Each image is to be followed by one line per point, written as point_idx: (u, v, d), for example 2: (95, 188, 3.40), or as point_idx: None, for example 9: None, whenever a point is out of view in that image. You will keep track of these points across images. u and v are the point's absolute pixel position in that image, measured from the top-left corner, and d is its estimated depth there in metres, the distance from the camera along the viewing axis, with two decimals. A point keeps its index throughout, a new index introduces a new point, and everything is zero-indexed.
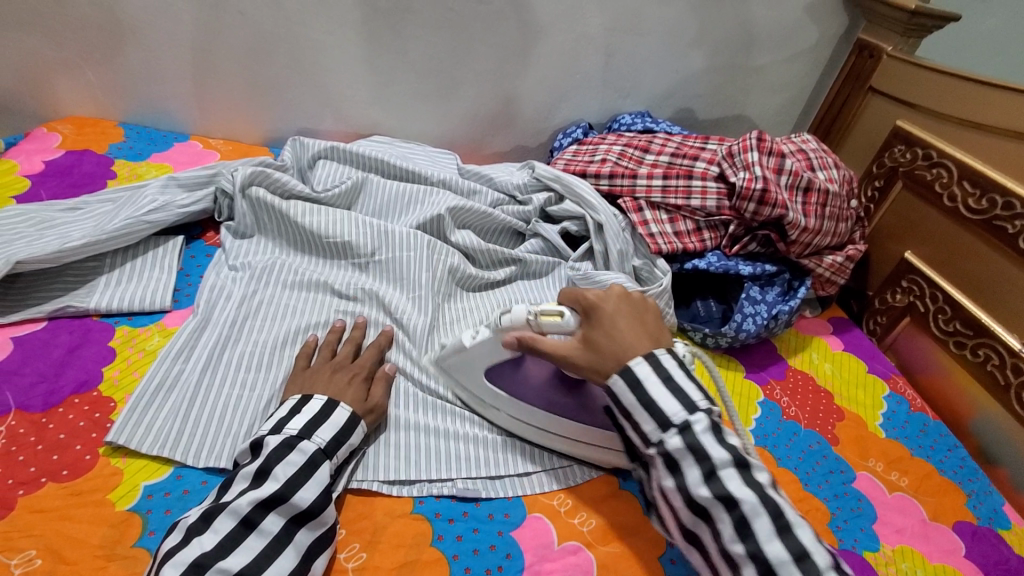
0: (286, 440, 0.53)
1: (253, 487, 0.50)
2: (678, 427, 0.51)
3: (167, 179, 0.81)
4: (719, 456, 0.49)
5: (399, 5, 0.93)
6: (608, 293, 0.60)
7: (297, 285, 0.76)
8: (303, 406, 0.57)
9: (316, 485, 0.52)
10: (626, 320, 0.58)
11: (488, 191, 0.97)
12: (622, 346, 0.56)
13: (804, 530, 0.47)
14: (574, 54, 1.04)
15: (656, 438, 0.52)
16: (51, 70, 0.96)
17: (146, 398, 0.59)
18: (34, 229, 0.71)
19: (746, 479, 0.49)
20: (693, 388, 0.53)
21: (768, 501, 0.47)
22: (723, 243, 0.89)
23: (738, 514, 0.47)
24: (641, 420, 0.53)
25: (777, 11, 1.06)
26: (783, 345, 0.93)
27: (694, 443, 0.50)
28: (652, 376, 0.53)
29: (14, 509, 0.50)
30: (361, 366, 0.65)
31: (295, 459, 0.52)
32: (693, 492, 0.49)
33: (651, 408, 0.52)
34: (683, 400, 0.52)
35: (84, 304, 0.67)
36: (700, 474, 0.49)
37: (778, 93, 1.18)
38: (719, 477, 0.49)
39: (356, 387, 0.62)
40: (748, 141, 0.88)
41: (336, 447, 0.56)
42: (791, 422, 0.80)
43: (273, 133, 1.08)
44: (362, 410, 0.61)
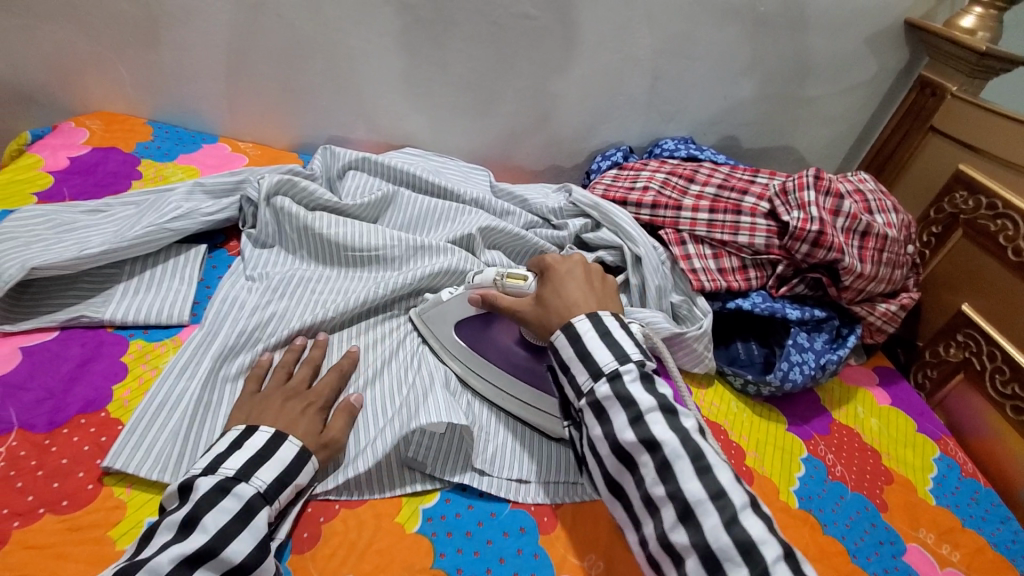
0: (221, 483, 0.48)
1: (178, 539, 0.44)
2: (609, 376, 0.51)
3: (193, 185, 0.79)
4: (645, 402, 0.50)
5: (442, 16, 0.90)
6: (566, 259, 0.63)
7: (314, 298, 0.72)
8: (245, 441, 0.52)
9: (252, 535, 0.47)
10: (576, 282, 0.60)
11: (522, 213, 0.93)
12: (566, 302, 0.58)
13: (723, 472, 0.48)
14: (619, 74, 0.99)
15: (587, 388, 0.52)
16: (84, 64, 0.94)
17: (146, 419, 0.55)
18: (52, 231, 0.68)
19: (673, 424, 0.49)
20: (629, 343, 0.54)
21: (689, 444, 0.48)
22: (769, 284, 0.84)
23: (660, 457, 0.48)
24: (576, 372, 0.53)
25: (836, 42, 1.01)
26: (826, 395, 0.87)
27: (622, 392, 0.51)
28: (592, 332, 0.54)
29: (6, 544, 0.46)
30: (314, 396, 0.60)
31: (229, 506, 0.47)
32: (620, 438, 0.50)
33: (585, 357, 0.53)
34: (615, 351, 0.52)
35: (99, 315, 0.64)
36: (627, 419, 0.50)
37: (829, 126, 1.13)
38: (645, 421, 0.49)
39: (311, 419, 0.58)
40: (804, 179, 0.83)
41: (275, 492, 0.51)
42: (836, 483, 0.74)
43: (303, 139, 1.05)
44: (314, 445, 0.56)
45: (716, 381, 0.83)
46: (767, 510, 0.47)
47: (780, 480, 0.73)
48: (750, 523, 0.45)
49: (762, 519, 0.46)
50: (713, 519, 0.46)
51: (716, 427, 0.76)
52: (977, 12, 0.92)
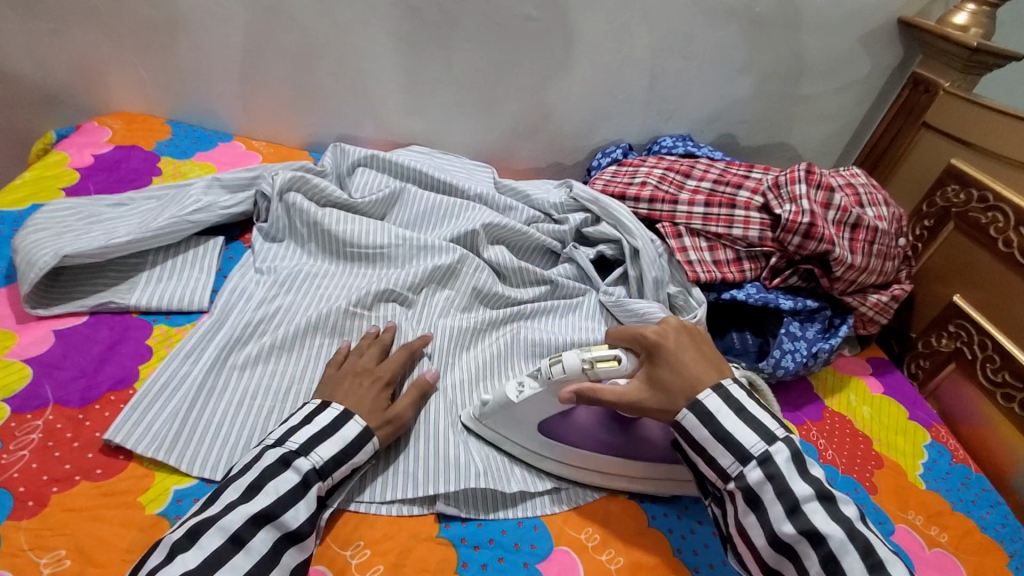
0: (284, 456, 0.53)
1: (243, 500, 0.50)
2: (758, 460, 0.54)
3: (211, 179, 0.83)
4: (802, 490, 0.52)
5: (448, 18, 0.94)
6: (665, 329, 0.62)
7: (319, 293, 0.75)
8: (314, 417, 0.57)
9: (308, 505, 0.52)
10: (689, 356, 0.60)
11: (524, 208, 0.96)
12: (689, 384, 0.58)
13: (897, 570, 0.49)
14: (618, 73, 1.03)
15: (735, 472, 0.55)
16: (106, 65, 0.99)
17: (148, 397, 0.59)
18: (81, 223, 0.72)
19: (834, 514, 0.51)
20: (768, 420, 0.57)
21: (857, 538, 0.50)
22: (763, 275, 0.87)
23: (826, 549, 0.50)
24: (718, 454, 0.56)
25: (831, 41, 1.04)
26: (820, 384, 0.90)
27: (777, 475, 0.53)
28: (724, 409, 0.57)
29: (47, 506, 0.50)
30: (382, 372, 0.64)
31: (290, 478, 0.52)
32: (778, 528, 0.52)
33: (727, 440, 0.56)
34: (761, 432, 0.55)
35: (125, 300, 0.68)
36: (784, 510, 0.52)
37: (826, 123, 1.16)
38: (804, 510, 0.52)
39: (377, 395, 0.61)
40: (797, 173, 0.86)
41: (333, 469, 0.55)
42: (827, 466, 0.77)
43: (313, 137, 1.09)
44: (377, 422, 0.59)
45: None
46: None
47: None
48: None
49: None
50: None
51: None
52: (970, 8, 0.95)
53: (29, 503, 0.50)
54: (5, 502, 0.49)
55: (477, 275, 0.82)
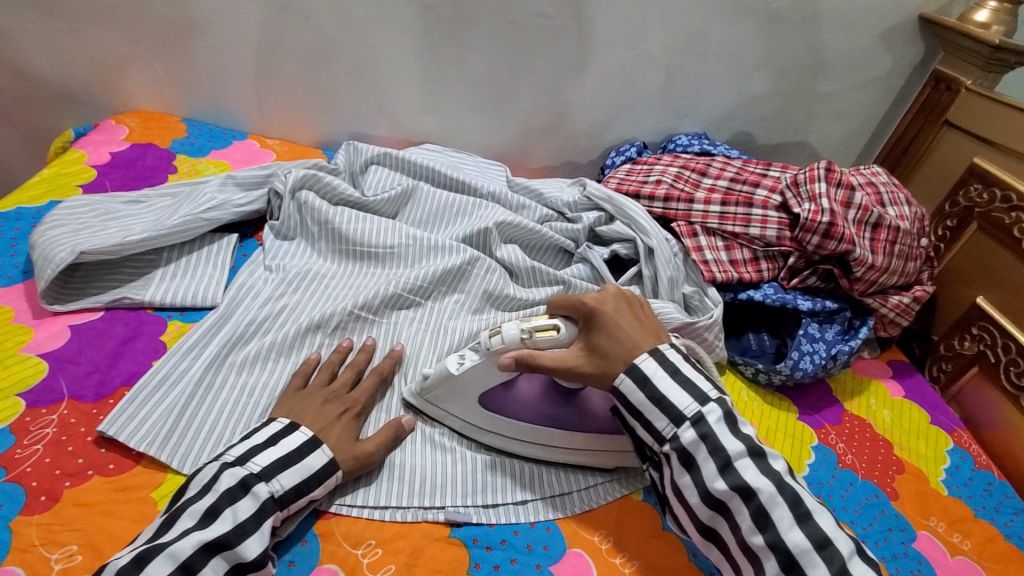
0: (243, 479, 0.50)
1: (199, 527, 0.47)
2: (691, 420, 0.55)
3: (226, 177, 0.83)
4: (733, 447, 0.53)
5: (461, 16, 0.93)
6: (602, 294, 0.62)
7: (324, 293, 0.75)
8: (281, 439, 0.55)
9: (263, 537, 0.49)
10: (627, 321, 0.61)
11: (537, 207, 0.96)
12: (627, 348, 0.59)
13: (823, 518, 0.51)
14: (633, 71, 1.02)
15: (670, 433, 0.55)
16: (124, 64, 1.00)
17: (145, 392, 0.59)
18: (97, 219, 0.72)
19: (764, 469, 0.52)
20: (702, 381, 0.57)
21: (786, 489, 0.51)
22: (780, 275, 0.85)
23: (756, 504, 0.51)
24: (654, 417, 0.56)
25: (850, 37, 1.02)
26: (838, 387, 0.88)
27: (708, 435, 0.54)
28: (660, 371, 0.57)
29: (60, 501, 0.50)
30: (355, 401, 0.62)
31: (247, 505, 0.49)
32: (711, 485, 0.53)
33: (663, 403, 0.56)
34: (694, 393, 0.56)
35: (139, 296, 0.68)
36: (717, 467, 0.52)
37: (845, 121, 1.13)
38: (736, 467, 0.52)
39: (345, 425, 0.59)
40: (816, 171, 0.84)
41: (293, 498, 0.52)
42: (847, 471, 0.75)
43: (327, 136, 1.09)
44: (344, 456, 0.56)
45: (728, 371, 0.84)
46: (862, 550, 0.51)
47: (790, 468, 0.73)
48: (856, 567, 0.48)
49: (864, 565, 0.49)
50: (821, 568, 0.48)
51: None
52: (991, 5, 0.92)
53: (41, 497, 0.50)
54: (17, 496, 0.49)
55: (488, 277, 0.81)
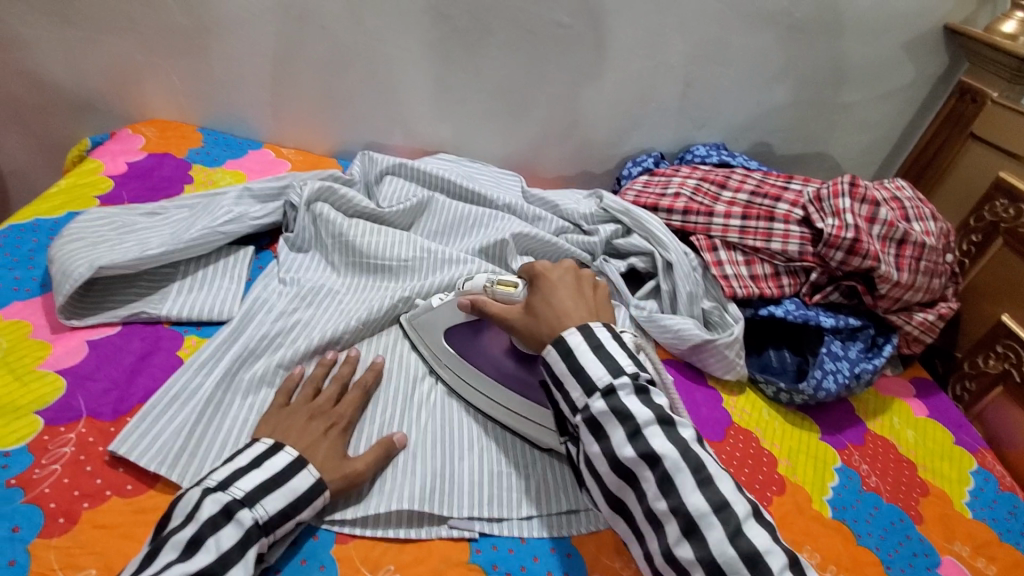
0: (226, 506, 0.48)
1: (182, 559, 0.45)
2: (603, 392, 0.51)
3: (243, 189, 0.83)
4: (643, 415, 0.50)
5: (478, 26, 0.92)
6: (556, 266, 0.63)
7: (337, 308, 0.74)
8: (265, 461, 0.53)
9: (248, 565, 0.47)
10: (568, 290, 0.60)
11: (553, 218, 0.94)
12: (557, 311, 0.58)
13: (725, 483, 0.48)
14: (651, 81, 1.00)
15: (582, 404, 0.52)
16: (142, 74, 1.00)
17: (156, 409, 0.58)
18: (114, 232, 0.72)
19: (671, 436, 0.49)
20: (622, 355, 0.53)
21: (690, 456, 0.48)
22: (802, 291, 0.84)
23: (661, 470, 0.48)
24: (570, 388, 0.53)
25: (872, 47, 1.00)
26: (860, 405, 0.86)
27: (619, 407, 0.50)
28: (584, 345, 0.53)
29: (78, 523, 0.49)
30: (340, 416, 0.61)
31: (231, 532, 0.48)
32: (620, 453, 0.49)
33: (579, 373, 0.52)
34: (609, 364, 0.52)
35: (157, 311, 0.68)
36: (625, 435, 0.49)
37: (866, 132, 1.12)
38: (643, 435, 0.49)
39: (332, 443, 0.58)
40: (840, 186, 0.83)
41: (279, 523, 0.51)
42: (871, 494, 0.73)
43: (342, 145, 1.08)
44: (331, 475, 0.55)
45: (748, 389, 0.82)
46: (764, 515, 0.49)
47: (813, 490, 0.72)
48: (753, 532, 0.46)
49: (765, 530, 0.47)
50: (716, 531, 0.46)
51: (747, 434, 0.75)
52: (1019, 16, 0.90)
53: (59, 519, 0.49)
54: (35, 518, 0.49)
55: None
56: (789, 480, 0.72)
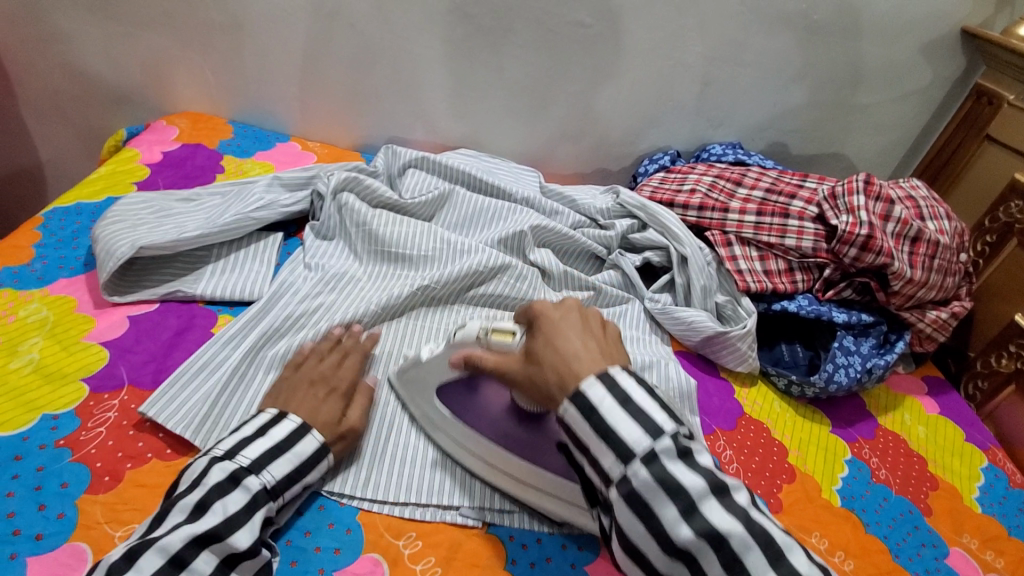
0: (233, 472, 0.51)
1: (190, 521, 0.47)
2: (643, 458, 0.45)
3: (273, 178, 0.86)
4: (694, 485, 0.44)
5: (501, 25, 0.95)
6: (557, 304, 0.56)
7: (357, 293, 0.77)
8: (269, 430, 0.55)
9: (254, 527, 0.49)
10: (573, 329, 0.53)
11: (570, 213, 0.96)
12: (563, 355, 0.51)
13: (796, 554, 0.43)
14: (669, 80, 1.02)
15: (617, 474, 0.46)
16: (177, 68, 1.04)
17: (186, 376, 0.61)
18: (152, 216, 0.76)
19: (727, 506, 0.44)
20: (658, 411, 0.47)
21: (754, 528, 0.43)
22: (815, 287, 0.85)
23: (727, 552, 0.42)
24: (601, 455, 0.47)
25: (889, 50, 1.01)
26: (872, 401, 0.87)
27: (666, 478, 0.44)
28: (608, 400, 0.47)
29: (122, 481, 0.53)
30: (337, 382, 0.63)
31: (238, 497, 0.50)
32: (673, 534, 0.44)
33: (610, 439, 0.46)
34: (646, 425, 0.46)
35: (192, 290, 0.71)
36: (678, 512, 0.44)
37: (882, 133, 1.13)
38: (700, 510, 0.44)
39: (332, 406, 0.60)
40: (854, 184, 0.84)
41: (285, 487, 0.53)
42: (880, 486, 0.74)
43: (365, 139, 1.11)
44: (331, 436, 0.58)
45: (760, 382, 0.84)
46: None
47: (823, 480, 0.73)
48: None
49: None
50: None
51: (759, 425, 0.77)
52: None
53: (105, 478, 0.52)
54: (83, 475, 0.52)
55: (516, 284, 0.83)
56: (799, 470, 0.73)
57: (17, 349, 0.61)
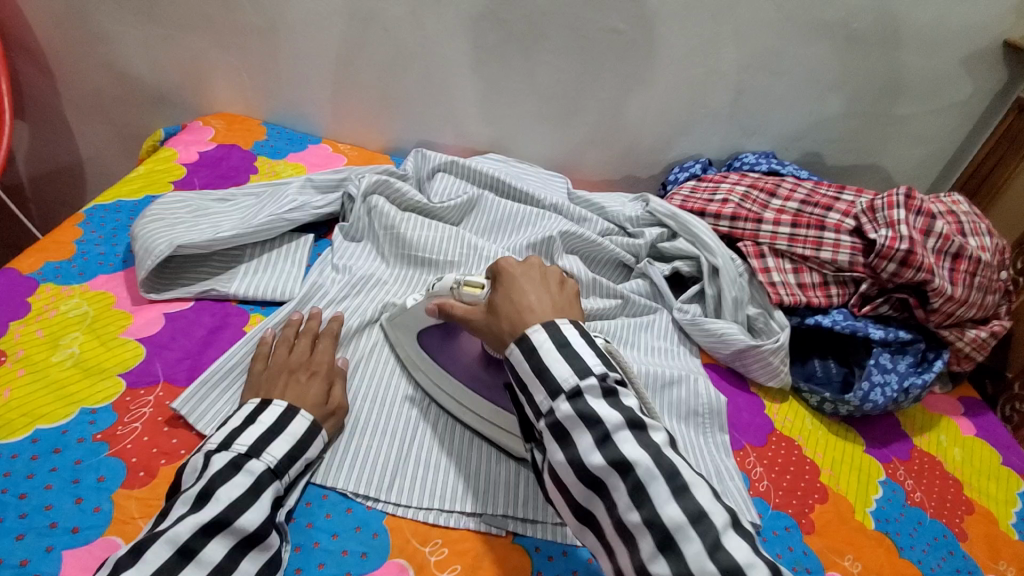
0: (233, 459, 0.50)
1: (193, 511, 0.47)
2: (568, 394, 0.47)
3: (305, 180, 0.87)
4: (611, 418, 0.45)
5: (534, 31, 0.95)
6: (519, 262, 0.59)
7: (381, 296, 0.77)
8: (258, 416, 0.55)
9: (261, 508, 0.49)
10: (530, 284, 0.56)
11: (598, 220, 0.95)
12: (518, 307, 0.54)
13: (702, 492, 0.43)
14: (702, 88, 1.01)
15: (547, 408, 0.48)
16: (215, 71, 1.06)
17: (221, 376, 0.62)
18: (189, 215, 0.77)
19: (640, 440, 0.45)
20: (589, 354, 0.49)
21: (663, 463, 0.43)
22: (851, 302, 0.83)
23: (632, 478, 0.43)
24: (535, 390, 0.49)
25: (931, 60, 0.99)
26: (906, 420, 0.85)
27: (585, 410, 0.46)
28: (548, 343, 0.49)
29: (156, 477, 0.53)
30: (318, 366, 0.63)
31: (241, 481, 0.50)
32: (586, 461, 0.45)
33: (543, 374, 0.48)
34: (575, 364, 0.48)
35: (226, 289, 0.72)
36: (592, 441, 0.45)
37: (920, 145, 1.10)
38: (614, 441, 0.45)
39: (317, 388, 0.61)
40: (895, 197, 0.82)
41: (286, 466, 0.54)
42: (915, 508, 0.72)
43: (395, 143, 1.12)
44: (321, 416, 0.59)
45: (791, 398, 0.82)
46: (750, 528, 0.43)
47: (855, 500, 0.71)
48: (734, 544, 0.41)
49: (744, 543, 0.41)
50: (694, 546, 0.41)
51: (790, 442, 0.75)
52: None
53: (140, 473, 0.53)
54: (119, 470, 0.53)
55: None
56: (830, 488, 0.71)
57: (58, 343, 0.62)
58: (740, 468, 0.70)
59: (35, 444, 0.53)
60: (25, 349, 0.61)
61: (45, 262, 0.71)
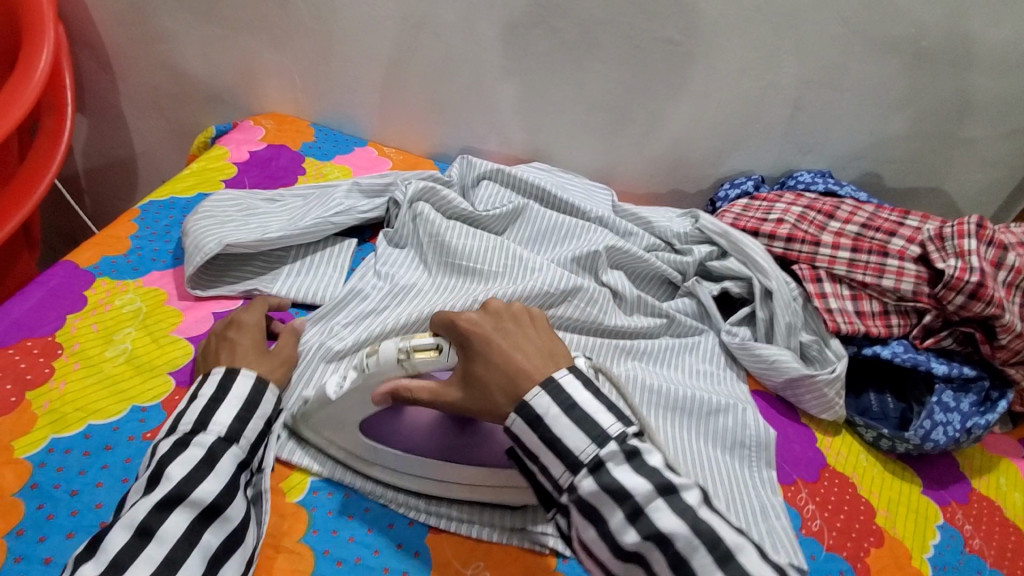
0: (179, 438, 0.50)
1: (145, 494, 0.47)
2: (589, 467, 0.46)
3: (352, 184, 0.87)
4: (639, 488, 0.44)
5: (586, 40, 0.93)
6: (482, 317, 0.55)
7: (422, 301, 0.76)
8: (198, 392, 0.55)
9: (218, 476, 0.49)
10: (509, 343, 0.53)
11: (644, 235, 0.93)
12: (511, 374, 0.51)
13: (746, 556, 0.42)
14: (758, 102, 0.98)
15: (567, 483, 0.47)
16: (268, 71, 1.08)
17: None
18: (239, 214, 0.78)
19: (674, 506, 0.44)
20: (603, 413, 0.47)
21: (700, 529, 0.42)
22: (912, 333, 0.79)
23: (673, 552, 0.43)
24: (552, 465, 0.48)
25: (1004, 82, 0.94)
26: (966, 461, 0.80)
27: (610, 483, 0.45)
28: (554, 410, 0.48)
29: None
30: (243, 320, 0.64)
31: (192, 455, 0.49)
32: (621, 538, 0.45)
33: (558, 448, 0.47)
34: (591, 432, 0.47)
35: (269, 289, 0.73)
36: (624, 517, 0.44)
37: (988, 169, 1.04)
38: (646, 513, 0.44)
39: (252, 343, 0.62)
40: (966, 226, 0.78)
41: (240, 428, 0.54)
42: (974, 557, 0.68)
43: (440, 148, 1.12)
44: (264, 369, 0.60)
45: (844, 432, 0.78)
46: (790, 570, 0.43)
47: (913, 544, 0.67)
48: None
49: None
50: None
51: (843, 479, 0.72)
52: None
53: None
54: None
55: (588, 308, 0.79)
56: (885, 531, 0.67)
57: (112, 338, 0.63)
58: (790, 504, 0.67)
59: (87, 441, 0.54)
60: (80, 342, 0.62)
61: (102, 256, 0.73)
